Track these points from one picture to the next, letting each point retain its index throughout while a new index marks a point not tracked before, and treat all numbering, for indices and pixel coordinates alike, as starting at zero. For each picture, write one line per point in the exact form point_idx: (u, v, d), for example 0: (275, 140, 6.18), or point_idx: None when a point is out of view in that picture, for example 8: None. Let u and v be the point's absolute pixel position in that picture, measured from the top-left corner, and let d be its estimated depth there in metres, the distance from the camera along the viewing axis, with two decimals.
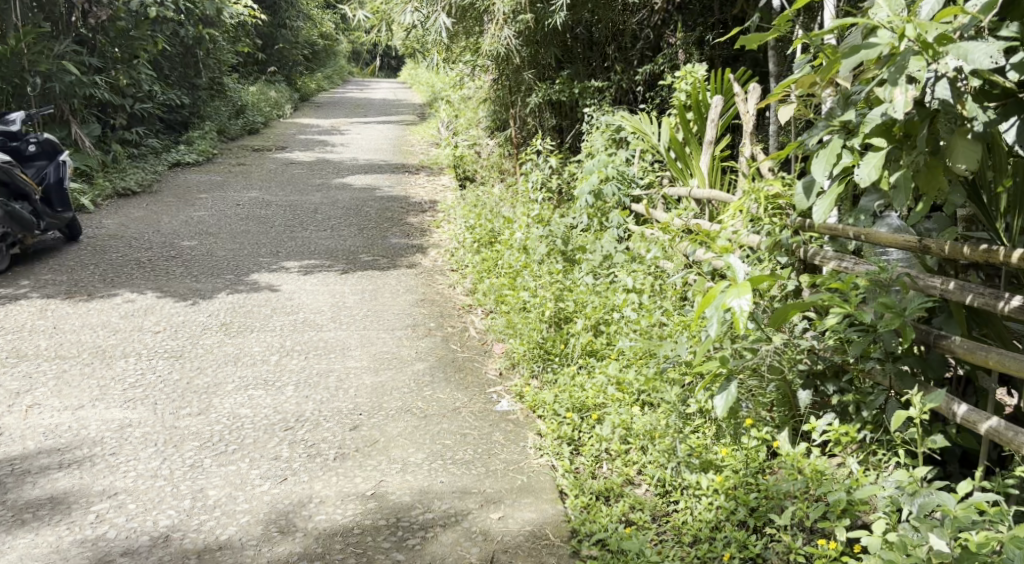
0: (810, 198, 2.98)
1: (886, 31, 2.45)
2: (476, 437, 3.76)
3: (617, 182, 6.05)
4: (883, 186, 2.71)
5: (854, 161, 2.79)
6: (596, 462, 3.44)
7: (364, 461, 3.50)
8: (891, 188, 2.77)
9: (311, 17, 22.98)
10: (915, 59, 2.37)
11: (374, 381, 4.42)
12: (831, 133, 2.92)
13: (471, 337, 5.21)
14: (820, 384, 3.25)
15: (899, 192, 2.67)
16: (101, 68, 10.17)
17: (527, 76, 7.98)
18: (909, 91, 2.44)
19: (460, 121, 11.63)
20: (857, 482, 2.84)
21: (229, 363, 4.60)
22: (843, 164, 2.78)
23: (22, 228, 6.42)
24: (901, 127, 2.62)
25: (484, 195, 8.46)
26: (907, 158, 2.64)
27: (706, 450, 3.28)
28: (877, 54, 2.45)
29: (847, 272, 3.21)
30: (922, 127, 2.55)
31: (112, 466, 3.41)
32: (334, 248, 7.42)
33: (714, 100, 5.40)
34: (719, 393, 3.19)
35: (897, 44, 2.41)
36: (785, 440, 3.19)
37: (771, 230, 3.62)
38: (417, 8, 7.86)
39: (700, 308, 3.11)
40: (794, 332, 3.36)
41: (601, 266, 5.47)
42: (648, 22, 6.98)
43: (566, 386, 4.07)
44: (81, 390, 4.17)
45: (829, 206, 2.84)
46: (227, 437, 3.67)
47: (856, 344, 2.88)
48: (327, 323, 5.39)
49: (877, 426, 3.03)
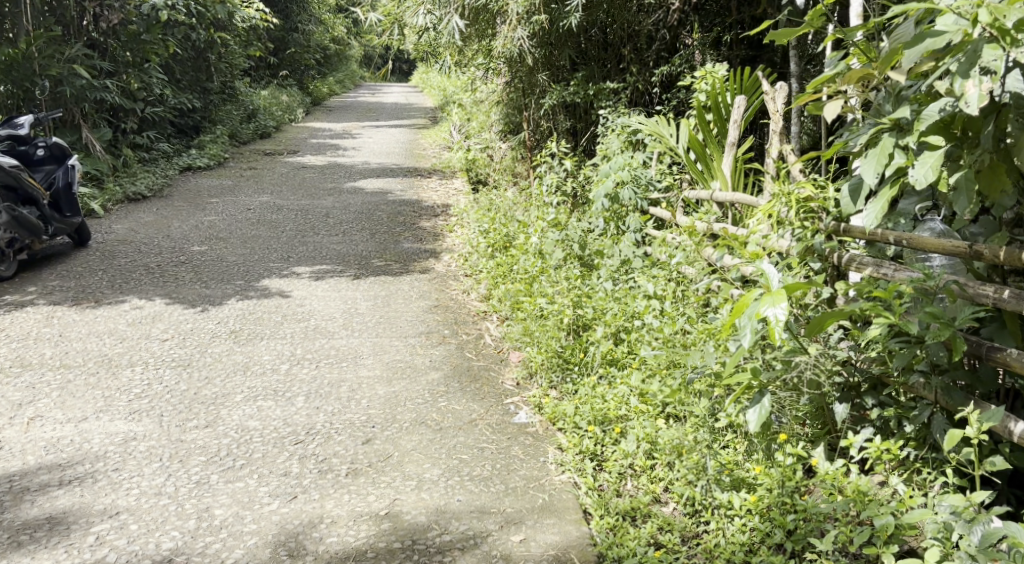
0: (857, 201, 2.85)
1: (956, 19, 2.35)
2: (494, 452, 3.61)
3: (634, 186, 5.85)
4: (943, 187, 2.60)
5: (909, 161, 2.67)
6: (620, 479, 3.30)
7: (378, 478, 3.35)
8: (949, 190, 2.66)
9: (324, 22, 22.93)
10: (991, 48, 2.29)
11: (388, 391, 4.27)
12: (880, 132, 2.82)
13: (487, 345, 5.06)
14: (858, 398, 3.07)
15: (960, 194, 2.57)
16: (113, 72, 10.08)
17: (542, 78, 7.82)
18: (983, 83, 2.36)
19: (472, 125, 11.48)
20: (904, 504, 2.65)
21: (237, 372, 4.46)
22: (897, 165, 2.66)
23: (31, 233, 6.31)
24: (963, 123, 2.54)
25: (497, 199, 8.31)
26: (969, 157, 2.54)
27: (738, 466, 3.14)
28: (946, 42, 2.34)
29: (886, 278, 3.04)
30: (988, 124, 2.46)
31: (115, 483, 3.27)
32: (346, 252, 7.28)
33: (737, 99, 5.24)
34: (751, 406, 3.04)
35: (970, 31, 2.32)
36: (822, 456, 3.04)
37: (802, 234, 3.46)
38: (431, 9, 7.75)
39: (732, 318, 2.98)
40: (830, 342, 3.19)
41: (619, 271, 5.31)
42: (664, 22, 6.81)
43: (587, 397, 3.91)
44: (86, 402, 4.03)
45: (883, 210, 2.71)
46: (234, 451, 3.52)
47: (903, 356, 2.71)
48: (338, 330, 5.24)
49: (922, 444, 2.86)
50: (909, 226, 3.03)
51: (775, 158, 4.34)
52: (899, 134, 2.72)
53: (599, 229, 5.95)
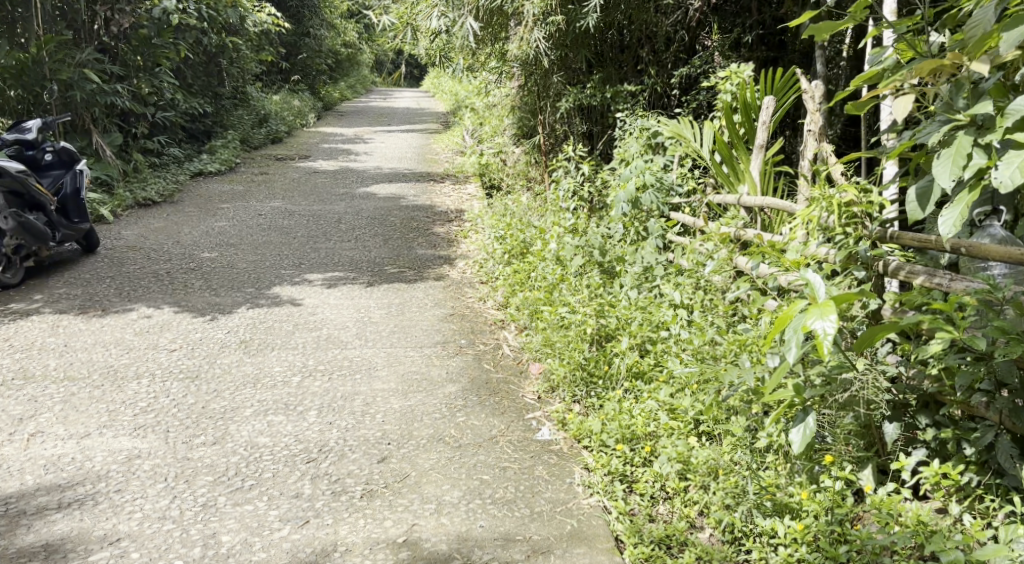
0: (926, 207, 2.73)
1: None
2: (517, 472, 3.42)
3: (656, 190, 5.63)
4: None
5: (989, 162, 2.54)
6: (652, 504, 3.15)
7: (395, 500, 3.16)
8: None
9: (336, 27, 22.79)
10: None
11: (403, 405, 4.08)
12: (953, 132, 2.69)
13: (506, 356, 4.87)
14: (909, 416, 2.92)
15: None
16: (123, 76, 9.94)
17: (556, 80, 7.59)
18: None
19: (485, 129, 11.31)
20: (972, 538, 2.52)
21: (247, 385, 4.28)
22: (977, 166, 2.55)
23: (37, 240, 6.16)
24: None
25: (512, 204, 8.13)
26: None
27: (780, 490, 2.97)
28: None
29: (941, 289, 2.88)
30: None
31: (117, 506, 3.08)
32: (359, 259, 7.12)
33: (766, 100, 5.06)
34: (795, 426, 2.89)
35: None
36: (871, 479, 2.89)
37: (844, 241, 3.26)
38: (444, 12, 7.52)
39: (775, 332, 2.80)
40: (877, 356, 3.02)
41: (643, 279, 5.12)
42: (683, 23, 6.63)
43: (613, 411, 3.72)
44: (89, 416, 3.86)
45: (962, 216, 2.56)
46: (243, 470, 3.34)
47: (964, 375, 2.64)
48: (351, 340, 5.05)
49: (983, 468, 2.75)
50: (967, 233, 2.88)
51: (812, 161, 4.24)
52: (981, 132, 2.62)
53: (619, 234, 5.74)
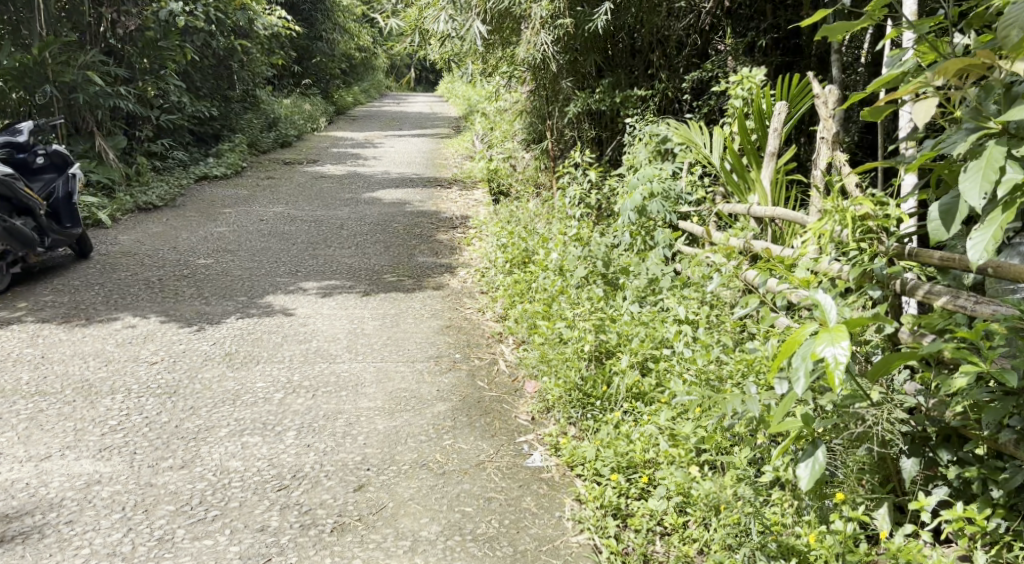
0: (951, 227, 2.46)
1: None
2: (502, 503, 3.21)
3: (663, 199, 5.40)
4: None
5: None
6: (648, 541, 2.95)
7: (367, 536, 2.99)
8: None
9: (353, 31, 22.59)
10: None
11: (388, 425, 3.84)
12: (985, 142, 2.45)
13: (501, 373, 4.62)
14: (930, 452, 2.69)
15: None
16: (129, 79, 9.74)
17: (565, 84, 7.35)
18: None
19: (496, 134, 11.06)
20: None
21: (226, 402, 4.05)
22: (1011, 181, 2.30)
23: (24, 246, 5.90)
24: None
25: (519, 210, 7.89)
26: None
27: (785, 530, 2.77)
28: None
29: (966, 311, 2.64)
30: None
31: (64, 541, 2.92)
32: (358, 266, 6.89)
33: (778, 105, 4.81)
34: (803, 461, 2.67)
35: None
36: (885, 520, 2.67)
37: (859, 258, 3.05)
38: (452, 16, 7.27)
39: (781, 358, 2.55)
40: (894, 385, 2.81)
41: (647, 291, 4.88)
42: (695, 27, 6.38)
43: (610, 436, 3.49)
44: (53, 436, 3.63)
45: (994, 239, 2.29)
46: (209, 499, 3.16)
47: (994, 411, 2.42)
48: (340, 353, 4.81)
49: (1012, 513, 2.52)
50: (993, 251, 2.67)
51: (826, 169, 3.99)
52: (1013, 141, 2.37)
53: (625, 243, 5.51)
